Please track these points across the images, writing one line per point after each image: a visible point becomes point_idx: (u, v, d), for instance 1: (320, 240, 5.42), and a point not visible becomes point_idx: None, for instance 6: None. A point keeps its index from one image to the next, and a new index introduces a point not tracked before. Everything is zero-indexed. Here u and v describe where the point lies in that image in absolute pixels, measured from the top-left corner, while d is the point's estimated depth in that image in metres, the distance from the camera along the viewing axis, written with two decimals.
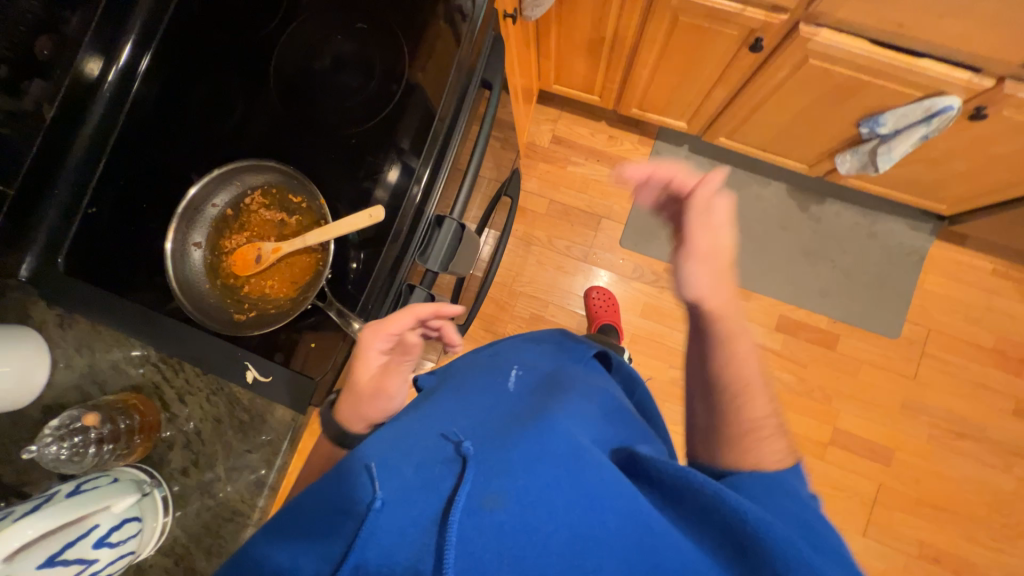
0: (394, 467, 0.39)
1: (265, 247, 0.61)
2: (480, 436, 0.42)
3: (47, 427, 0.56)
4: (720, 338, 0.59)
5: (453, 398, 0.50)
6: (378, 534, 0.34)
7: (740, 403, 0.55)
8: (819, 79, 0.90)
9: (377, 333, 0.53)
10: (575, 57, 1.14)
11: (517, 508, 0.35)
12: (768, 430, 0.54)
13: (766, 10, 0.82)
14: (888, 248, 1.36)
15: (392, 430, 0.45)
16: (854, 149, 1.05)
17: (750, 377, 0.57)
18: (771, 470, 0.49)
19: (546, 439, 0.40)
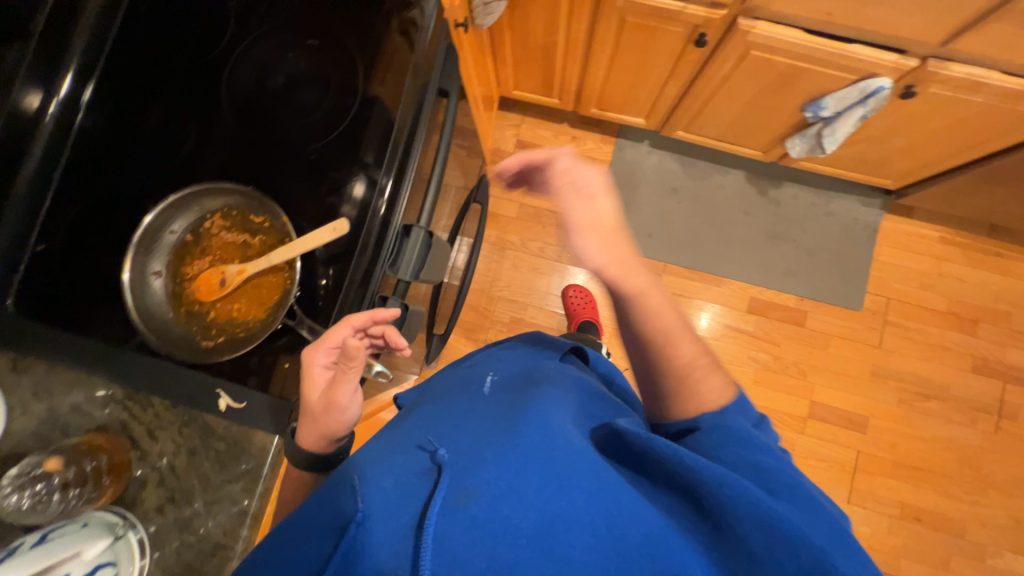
0: (369, 483, 0.39)
1: (229, 270, 0.60)
2: (454, 438, 0.42)
3: (6, 476, 0.54)
4: (638, 297, 0.54)
5: (430, 408, 0.51)
6: (358, 549, 0.34)
7: (672, 352, 0.55)
8: (762, 70, 0.95)
9: (315, 349, 0.54)
10: (532, 63, 1.16)
11: (489, 499, 0.35)
12: (706, 366, 0.55)
13: (706, 7, 0.86)
14: (844, 225, 1.43)
15: (374, 446, 0.45)
16: (801, 133, 1.10)
17: (677, 323, 0.56)
18: (713, 410, 0.51)
19: (522, 432, 0.40)
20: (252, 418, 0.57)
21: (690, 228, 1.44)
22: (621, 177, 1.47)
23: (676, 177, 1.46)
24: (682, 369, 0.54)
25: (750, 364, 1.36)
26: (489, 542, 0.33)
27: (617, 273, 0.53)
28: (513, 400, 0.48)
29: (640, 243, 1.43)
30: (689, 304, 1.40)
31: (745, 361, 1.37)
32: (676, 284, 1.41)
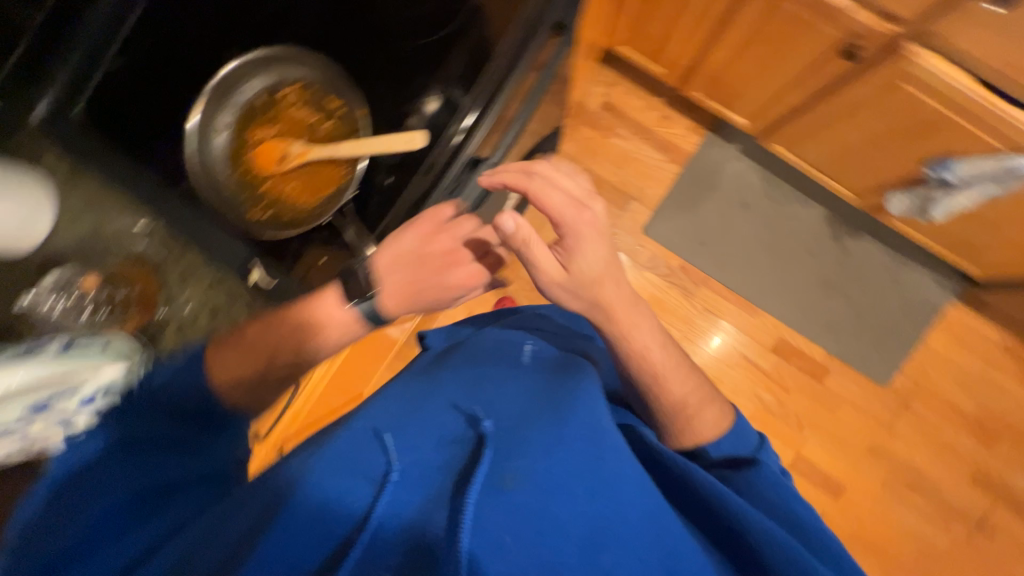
0: (410, 441, 0.40)
1: (292, 147, 0.59)
2: (498, 415, 0.43)
3: (47, 279, 0.57)
4: (618, 335, 0.55)
5: (469, 371, 0.51)
6: (400, 501, 0.36)
7: (660, 392, 0.55)
8: (903, 107, 0.84)
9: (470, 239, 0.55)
10: (653, 21, 1.05)
11: (537, 491, 0.36)
12: (700, 398, 0.56)
13: (876, 15, 0.75)
14: (906, 299, 1.34)
15: (407, 397, 0.48)
16: (910, 190, 1.00)
17: (670, 360, 0.56)
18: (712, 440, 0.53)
19: (568, 431, 0.41)
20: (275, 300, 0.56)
21: (747, 250, 1.37)
22: (696, 174, 1.37)
23: (752, 192, 1.37)
24: (674, 405, 0.55)
25: (753, 401, 1.34)
26: (536, 532, 0.34)
27: (595, 310, 0.55)
28: (550, 388, 0.48)
29: (691, 248, 1.37)
30: (717, 323, 1.36)
31: (749, 396, 1.34)
32: (711, 300, 1.36)
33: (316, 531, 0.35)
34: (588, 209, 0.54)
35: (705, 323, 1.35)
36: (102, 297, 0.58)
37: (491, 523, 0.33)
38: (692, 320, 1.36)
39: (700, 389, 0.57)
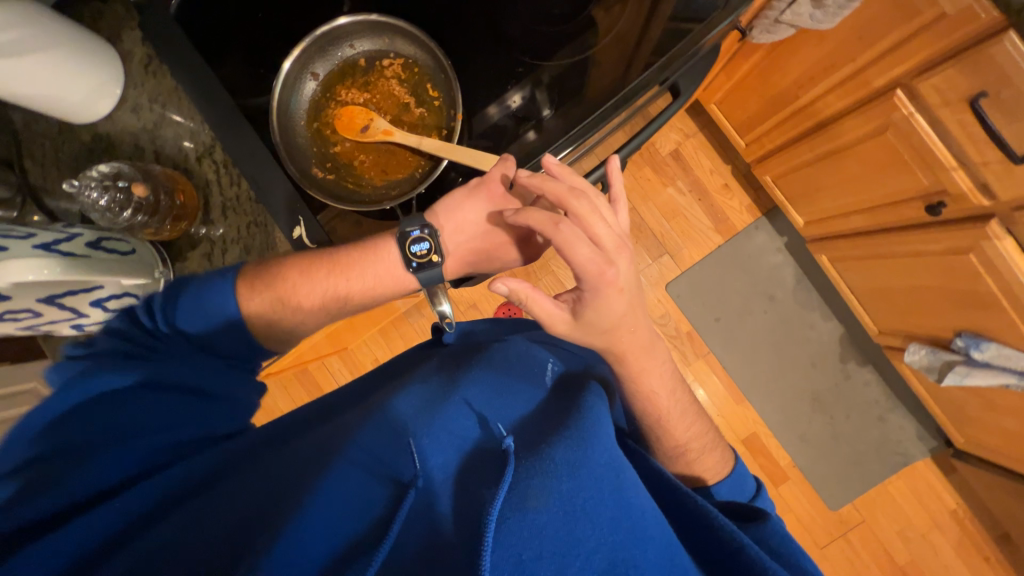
0: (432, 442, 0.41)
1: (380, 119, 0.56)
2: (523, 435, 0.43)
3: (94, 170, 0.52)
4: (631, 381, 0.51)
5: (501, 371, 0.50)
6: (418, 513, 0.37)
7: (660, 434, 0.52)
8: (961, 276, 0.83)
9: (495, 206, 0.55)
10: (751, 98, 1.03)
11: (559, 513, 0.35)
12: (699, 442, 0.53)
13: (974, 184, 0.73)
14: (884, 438, 1.36)
15: (432, 388, 0.47)
16: (933, 349, 0.99)
17: (677, 404, 0.53)
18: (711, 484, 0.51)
19: (592, 453, 0.39)
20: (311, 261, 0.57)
21: (756, 340, 1.37)
22: (736, 252, 1.36)
23: (782, 288, 1.37)
24: (673, 448, 0.52)
25: None
26: (558, 556, 0.34)
27: (611, 357, 0.50)
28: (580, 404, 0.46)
29: (705, 321, 1.37)
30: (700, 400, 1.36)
31: None
32: (703, 376, 1.36)
33: (332, 518, 0.36)
34: (613, 268, 0.45)
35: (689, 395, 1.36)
36: (146, 204, 0.53)
37: (510, 539, 0.33)
38: None
39: (700, 432, 0.54)
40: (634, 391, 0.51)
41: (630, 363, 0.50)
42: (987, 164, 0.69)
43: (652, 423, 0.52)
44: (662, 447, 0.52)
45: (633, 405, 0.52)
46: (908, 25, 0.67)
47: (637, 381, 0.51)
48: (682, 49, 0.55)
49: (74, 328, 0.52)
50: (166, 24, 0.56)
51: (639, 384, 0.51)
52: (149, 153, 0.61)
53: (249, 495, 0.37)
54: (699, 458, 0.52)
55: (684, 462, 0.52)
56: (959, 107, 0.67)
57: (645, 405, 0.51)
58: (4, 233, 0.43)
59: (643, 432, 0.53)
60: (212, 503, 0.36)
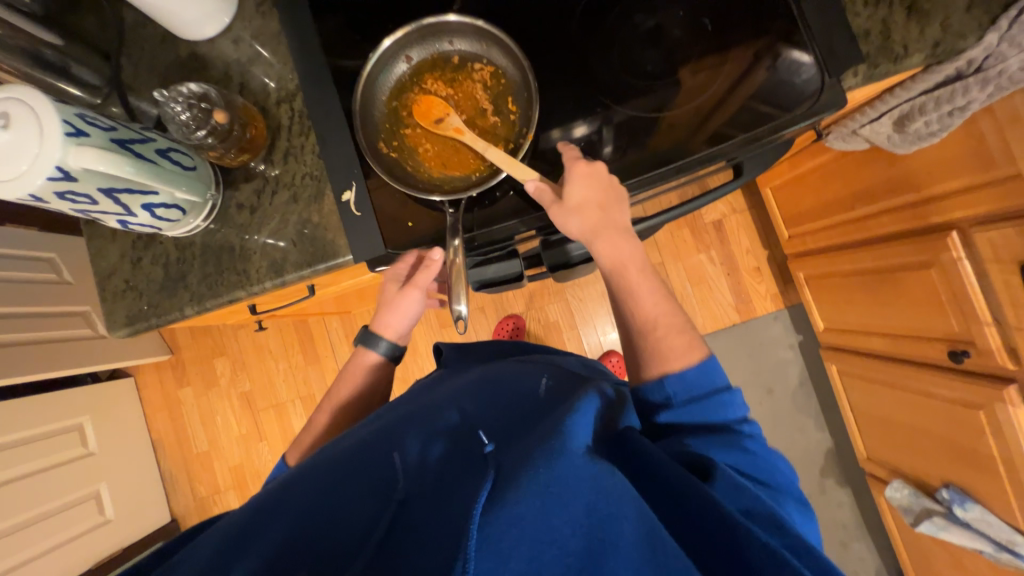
0: (420, 459, 0.46)
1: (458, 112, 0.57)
2: (505, 441, 0.45)
3: (184, 87, 0.55)
4: (611, 275, 0.57)
5: (494, 395, 0.54)
6: (405, 517, 0.41)
7: (631, 320, 0.55)
8: (966, 431, 0.82)
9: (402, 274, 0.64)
10: (807, 194, 1.03)
11: (536, 503, 0.37)
12: (670, 325, 0.53)
13: (1003, 346, 0.72)
14: (844, 564, 1.32)
15: (424, 415, 0.52)
16: (916, 492, 0.97)
17: (653, 288, 0.56)
18: (675, 362, 0.50)
19: (570, 444, 0.40)
20: (350, 226, 0.59)
21: None
22: (749, 336, 1.36)
23: (783, 384, 1.35)
24: (643, 325, 0.54)
25: None
26: (536, 544, 0.36)
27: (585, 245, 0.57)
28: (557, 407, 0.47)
29: None
30: None
31: None
32: None
33: (331, 529, 0.41)
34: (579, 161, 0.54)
35: None
36: (220, 130, 0.56)
37: (491, 531, 0.35)
38: None
39: (673, 318, 0.54)
40: (612, 278, 0.57)
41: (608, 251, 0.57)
42: (1021, 331, 0.69)
43: (628, 307, 0.56)
44: (633, 339, 0.55)
45: (614, 296, 0.57)
46: (981, 176, 0.68)
47: (612, 272, 0.57)
48: (760, 135, 0.55)
49: (118, 223, 0.53)
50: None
51: (614, 274, 0.56)
52: (236, 84, 0.63)
53: (263, 504, 0.46)
54: (673, 346, 0.52)
55: (652, 351, 0.52)
56: (1010, 268, 0.67)
57: (622, 288, 0.56)
58: (89, 119, 0.45)
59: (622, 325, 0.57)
60: (239, 527, 0.43)
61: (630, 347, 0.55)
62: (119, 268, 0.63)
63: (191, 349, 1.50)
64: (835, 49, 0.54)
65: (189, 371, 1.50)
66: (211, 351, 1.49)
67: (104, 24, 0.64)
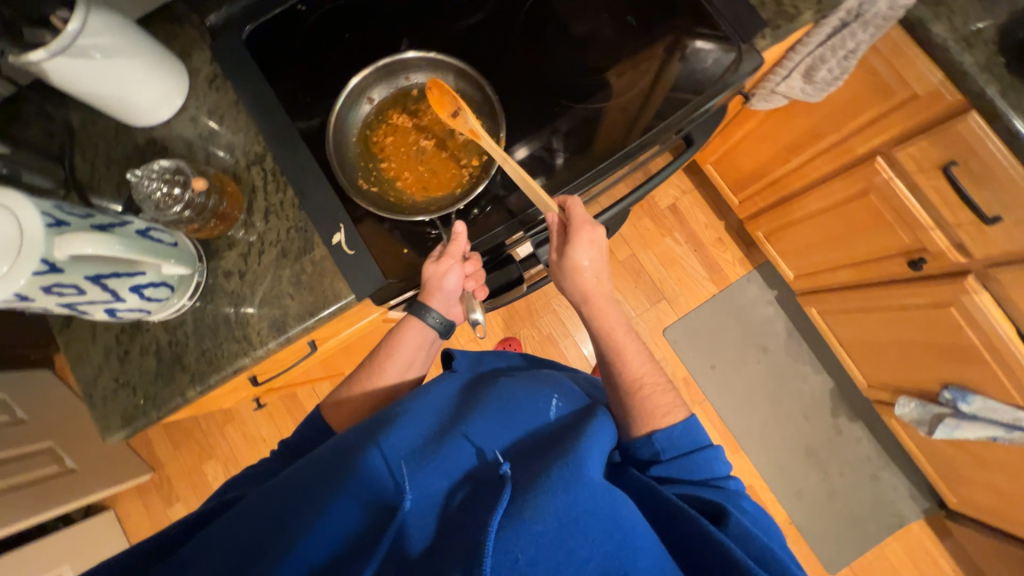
0: (424, 477, 0.44)
1: (468, 119, 0.59)
2: (518, 461, 0.47)
3: (156, 165, 0.55)
4: (598, 326, 0.64)
5: (505, 400, 0.53)
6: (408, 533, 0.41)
7: (618, 372, 0.61)
8: (945, 329, 0.89)
9: (450, 264, 0.57)
10: (745, 161, 1.14)
11: (554, 525, 0.39)
12: (653, 386, 0.59)
13: (951, 243, 0.81)
14: (879, 497, 1.35)
15: (432, 423, 0.50)
16: (922, 402, 1.03)
17: (636, 350, 0.62)
18: (662, 426, 0.54)
19: (589, 467, 0.43)
20: (344, 267, 0.59)
21: (750, 390, 1.40)
22: (729, 302, 1.43)
23: (772, 339, 1.41)
24: (628, 380, 0.59)
25: None
26: (551, 560, 0.38)
27: (578, 296, 0.64)
28: (572, 428, 0.50)
29: (701, 369, 1.40)
30: None
31: None
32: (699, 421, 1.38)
33: (328, 550, 0.40)
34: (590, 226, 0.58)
35: None
36: (196, 203, 0.56)
37: (510, 546, 0.38)
38: None
39: (658, 381, 0.60)
40: (600, 331, 0.64)
41: (596, 307, 0.64)
42: (961, 225, 0.77)
43: (616, 359, 0.62)
44: (618, 390, 0.60)
45: (601, 348, 0.64)
46: (886, 102, 0.77)
47: (600, 326, 0.63)
48: (696, 106, 0.60)
49: (106, 314, 0.51)
50: (244, 53, 0.64)
51: (602, 326, 0.63)
52: (200, 159, 0.64)
53: (255, 518, 0.42)
54: (664, 408, 0.56)
55: (638, 406, 0.57)
56: (934, 173, 0.76)
57: (608, 342, 0.63)
58: (66, 210, 0.44)
59: (607, 375, 0.62)
60: (221, 539, 0.40)
61: (614, 395, 0.60)
62: (106, 368, 0.59)
63: (176, 460, 1.39)
64: (740, 17, 0.62)
65: (177, 486, 1.38)
66: (199, 456, 1.38)
67: (49, 129, 0.63)
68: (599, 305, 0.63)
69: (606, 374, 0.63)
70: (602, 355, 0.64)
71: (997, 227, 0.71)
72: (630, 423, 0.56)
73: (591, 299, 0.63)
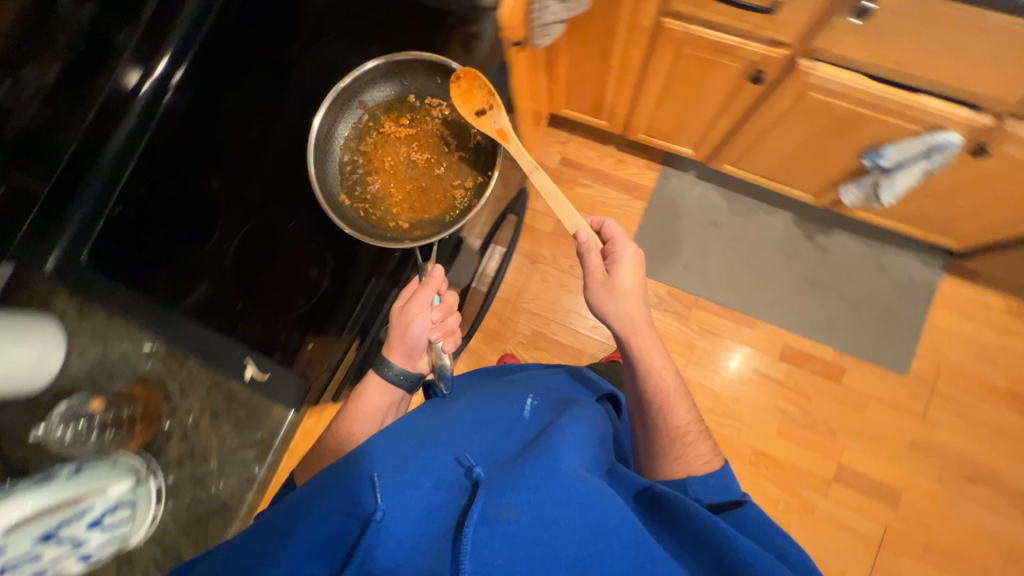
0: (400, 489, 0.50)
1: (498, 119, 0.67)
2: (490, 467, 0.55)
3: (58, 412, 0.63)
4: (641, 355, 0.77)
5: (476, 420, 0.65)
6: (377, 539, 0.47)
7: (668, 410, 0.74)
8: (821, 112, 0.92)
9: (421, 305, 0.65)
10: (583, 87, 1.18)
11: (528, 522, 0.46)
12: (692, 435, 0.73)
13: (767, 45, 0.84)
14: (896, 281, 1.34)
15: (412, 440, 0.58)
16: (856, 180, 1.06)
17: (677, 390, 0.76)
18: (697, 473, 0.68)
19: (560, 461, 0.53)
20: (269, 391, 0.63)
21: (727, 264, 1.41)
22: (662, 205, 1.45)
23: (718, 211, 1.43)
24: (673, 429, 0.73)
25: (776, 414, 1.33)
26: (527, 559, 0.44)
27: (623, 323, 0.77)
28: (542, 438, 0.60)
29: (674, 273, 1.41)
30: (717, 342, 1.37)
31: (771, 410, 1.33)
32: (706, 320, 1.39)
33: None
34: (631, 250, 0.78)
35: (705, 343, 1.37)
36: (113, 419, 0.62)
37: (486, 551, 0.44)
38: (693, 343, 1.37)
39: (697, 429, 0.74)
40: (641, 359, 0.76)
41: (640, 336, 0.77)
42: (760, 27, 0.81)
43: (658, 386, 0.75)
44: (662, 425, 0.74)
45: (639, 380, 0.77)
46: None
47: (648, 356, 0.76)
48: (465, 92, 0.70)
49: (82, 561, 0.54)
50: (94, 274, 0.68)
51: (651, 354, 0.76)
52: (105, 379, 0.66)
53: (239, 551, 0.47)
54: (702, 452, 0.71)
55: (678, 453, 0.71)
56: (709, 2, 0.80)
57: (651, 368, 0.76)
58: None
59: (648, 411, 0.76)
60: None
61: (658, 432, 0.74)
62: None
63: None
64: None
65: None
66: None
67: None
68: (642, 338, 0.76)
69: (648, 403, 0.76)
70: (643, 392, 0.77)
71: (782, 10, 0.75)
72: (671, 467, 0.70)
73: (638, 334, 0.77)
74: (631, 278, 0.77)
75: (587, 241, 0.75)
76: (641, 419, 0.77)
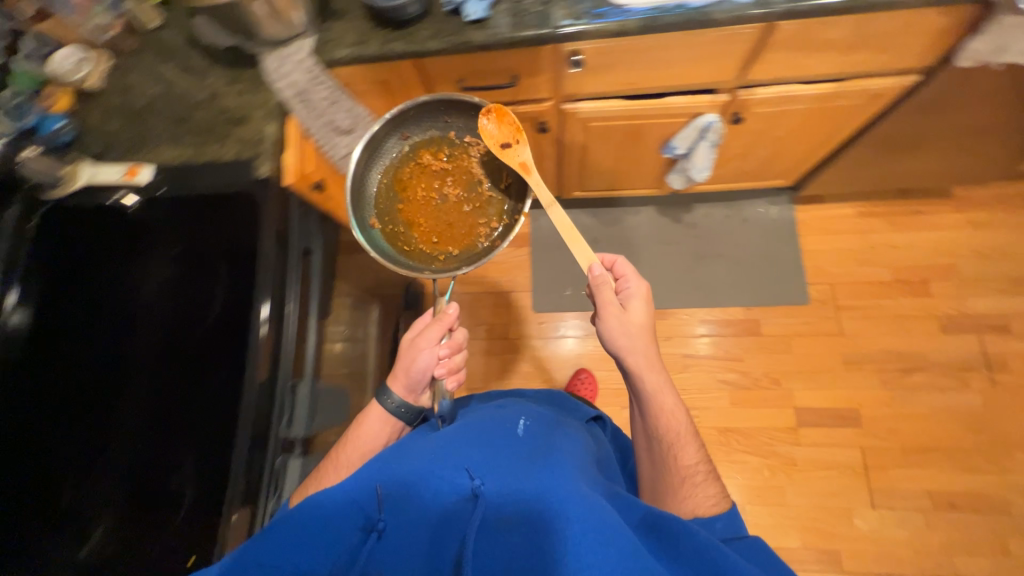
0: (409, 501, 0.56)
1: (522, 152, 0.73)
2: (491, 479, 0.58)
3: None
4: (647, 394, 0.73)
5: (473, 433, 0.67)
6: (381, 547, 0.54)
7: (680, 447, 0.71)
8: (608, 133, 1.04)
9: (430, 338, 0.70)
10: None
11: (521, 534, 0.52)
12: (701, 475, 0.70)
13: (533, 104, 0.96)
14: (762, 227, 1.46)
15: (418, 455, 0.62)
16: (673, 170, 1.16)
17: (686, 425, 0.73)
18: (704, 511, 0.66)
19: (561, 481, 0.56)
20: None
21: None
22: (543, 243, 1.53)
23: (593, 229, 1.52)
24: (685, 466, 0.71)
25: (722, 387, 1.36)
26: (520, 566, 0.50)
27: (630, 359, 0.73)
28: (550, 459, 0.62)
29: (577, 297, 1.49)
30: None
31: (716, 385, 1.37)
32: None
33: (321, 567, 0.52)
34: (635, 287, 0.76)
35: None
36: None
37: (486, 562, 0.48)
38: None
39: (708, 467, 0.71)
40: (654, 396, 0.73)
41: (653, 373, 0.73)
42: (518, 95, 0.93)
43: (666, 423, 0.72)
44: (670, 462, 0.71)
45: (644, 416, 0.74)
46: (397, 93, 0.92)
47: (660, 394, 0.73)
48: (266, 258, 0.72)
49: None
50: None
51: (661, 392, 0.73)
52: None
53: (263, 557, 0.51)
54: (708, 484, 0.69)
55: (686, 494, 0.69)
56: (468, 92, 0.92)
57: (658, 407, 0.73)
58: None
59: (657, 451, 0.73)
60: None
61: (665, 473, 0.71)
62: None
63: None
64: (233, 177, 0.75)
65: None
66: None
67: None
68: (651, 378, 0.73)
69: (656, 443, 0.73)
70: (650, 429, 0.74)
71: (524, 79, 0.87)
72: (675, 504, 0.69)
73: (653, 369, 0.74)
74: (637, 313, 0.75)
75: (600, 276, 0.72)
76: (646, 456, 0.75)
